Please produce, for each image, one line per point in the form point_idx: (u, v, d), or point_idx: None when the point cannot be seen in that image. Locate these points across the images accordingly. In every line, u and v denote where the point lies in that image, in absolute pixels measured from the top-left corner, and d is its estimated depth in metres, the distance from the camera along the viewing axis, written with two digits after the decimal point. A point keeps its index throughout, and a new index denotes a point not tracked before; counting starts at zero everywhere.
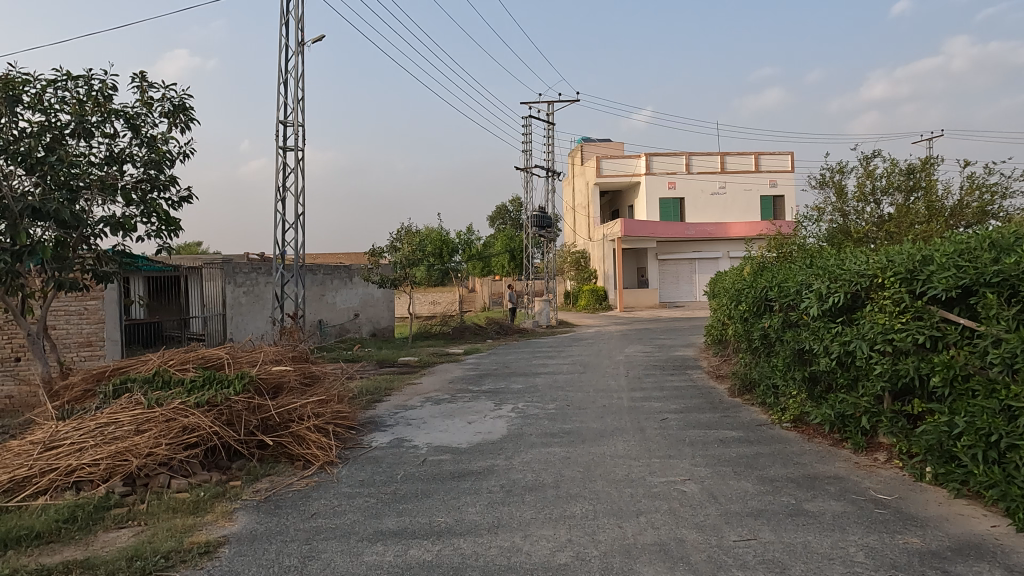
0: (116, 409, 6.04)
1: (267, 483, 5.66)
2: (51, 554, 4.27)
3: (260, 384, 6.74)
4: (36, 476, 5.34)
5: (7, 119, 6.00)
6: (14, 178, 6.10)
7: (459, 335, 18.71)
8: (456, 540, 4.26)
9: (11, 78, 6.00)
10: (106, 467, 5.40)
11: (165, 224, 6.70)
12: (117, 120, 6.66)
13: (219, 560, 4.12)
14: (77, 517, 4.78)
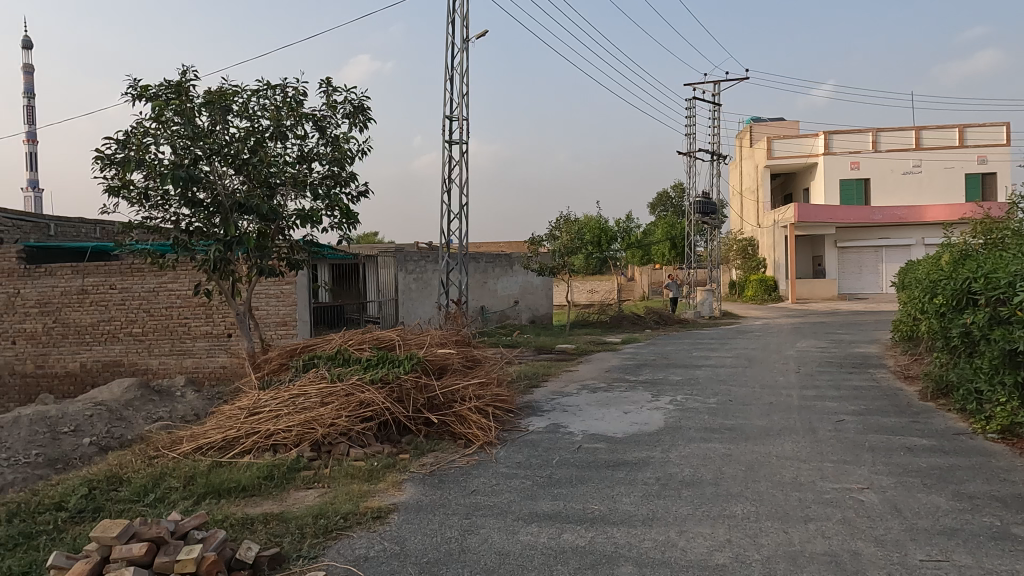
0: (306, 381, 6.76)
1: (432, 458, 6.03)
2: (254, 506, 4.92)
3: (426, 365, 7.18)
4: (243, 437, 6.15)
5: (221, 126, 6.87)
6: (226, 177, 6.99)
7: (617, 324, 18.57)
8: (610, 529, 4.26)
9: (224, 90, 6.87)
10: (297, 433, 6.07)
11: (346, 216, 7.34)
12: (307, 123, 7.37)
13: (389, 526, 4.49)
14: (275, 475, 5.43)
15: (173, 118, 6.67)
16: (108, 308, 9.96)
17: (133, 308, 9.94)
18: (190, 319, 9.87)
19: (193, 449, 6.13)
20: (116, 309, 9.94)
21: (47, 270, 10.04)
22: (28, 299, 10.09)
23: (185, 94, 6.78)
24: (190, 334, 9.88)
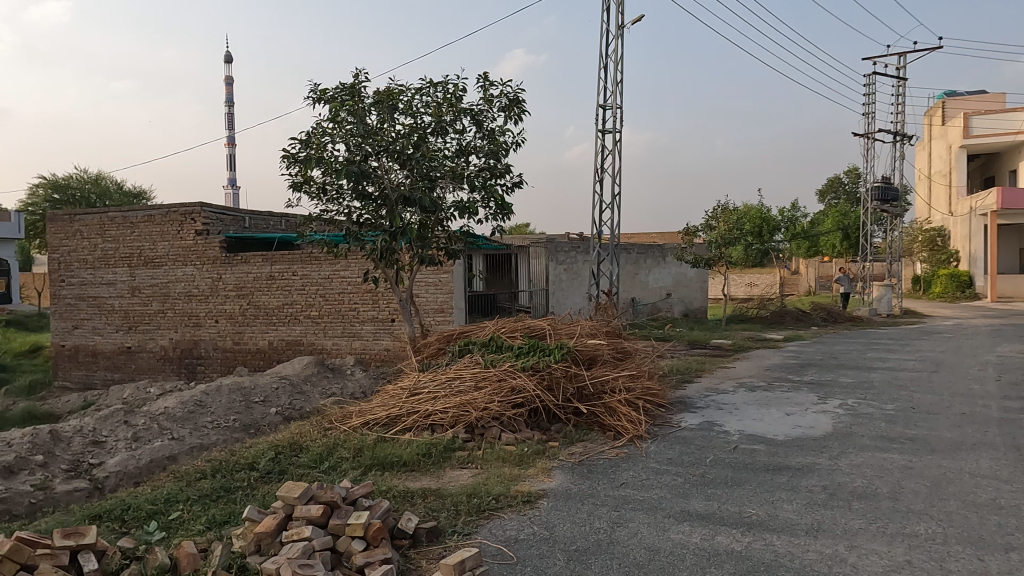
0: (461, 366, 7.06)
1: (581, 447, 6.05)
2: (414, 480, 5.24)
3: (576, 355, 7.18)
4: (404, 415, 6.57)
5: (388, 123, 7.32)
6: (392, 172, 7.44)
7: (779, 320, 17.41)
8: (769, 536, 4.01)
9: (392, 90, 7.31)
10: (453, 415, 6.37)
11: (501, 207, 7.53)
12: (465, 117, 7.65)
13: (539, 511, 4.58)
14: (432, 453, 5.74)
15: (348, 118, 7.22)
16: (291, 292, 11.05)
17: (311, 293, 10.94)
18: (359, 305, 10.67)
19: (361, 424, 6.64)
20: (297, 293, 11.00)
21: (242, 258, 11.33)
22: (228, 283, 11.46)
23: (358, 95, 7.30)
24: (359, 318, 10.69)
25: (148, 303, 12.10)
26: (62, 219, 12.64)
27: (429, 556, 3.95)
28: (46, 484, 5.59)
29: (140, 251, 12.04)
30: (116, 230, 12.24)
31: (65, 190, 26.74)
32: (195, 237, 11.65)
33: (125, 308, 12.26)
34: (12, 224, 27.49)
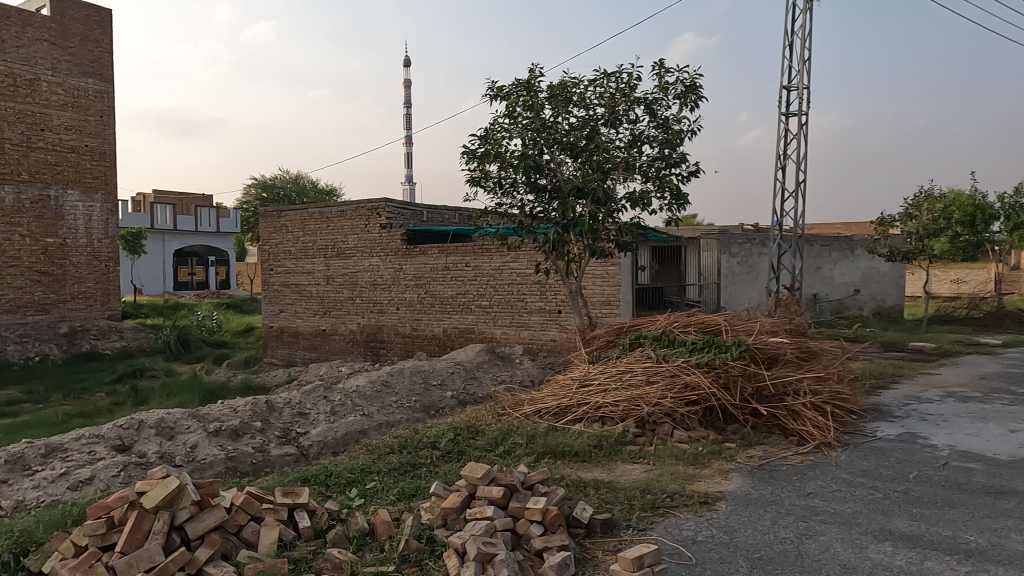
0: (632, 359, 6.97)
1: (761, 451, 5.73)
2: (586, 471, 5.29)
3: (756, 353, 6.76)
4: (575, 405, 6.64)
5: (562, 117, 7.40)
6: (565, 165, 7.51)
7: (996, 323, 15.15)
8: (992, 568, 3.52)
9: (566, 83, 7.38)
10: (624, 409, 6.32)
11: (675, 197, 7.31)
12: (639, 107, 7.52)
13: (717, 514, 4.40)
14: (603, 445, 5.74)
15: (523, 113, 7.39)
16: (464, 282, 11.57)
17: (483, 283, 11.37)
18: (527, 295, 10.89)
19: (533, 412, 6.81)
20: (470, 284, 11.50)
21: (421, 249, 12.07)
22: (408, 273, 12.27)
23: (533, 90, 7.45)
24: (527, 309, 10.92)
25: (339, 291, 13.30)
26: (271, 215, 14.30)
27: (605, 547, 3.95)
28: (263, 447, 6.39)
29: (334, 244, 13.25)
30: (316, 224, 13.56)
31: (273, 189, 30.23)
32: (380, 231, 12.58)
33: (321, 295, 13.58)
34: (231, 219, 31.64)
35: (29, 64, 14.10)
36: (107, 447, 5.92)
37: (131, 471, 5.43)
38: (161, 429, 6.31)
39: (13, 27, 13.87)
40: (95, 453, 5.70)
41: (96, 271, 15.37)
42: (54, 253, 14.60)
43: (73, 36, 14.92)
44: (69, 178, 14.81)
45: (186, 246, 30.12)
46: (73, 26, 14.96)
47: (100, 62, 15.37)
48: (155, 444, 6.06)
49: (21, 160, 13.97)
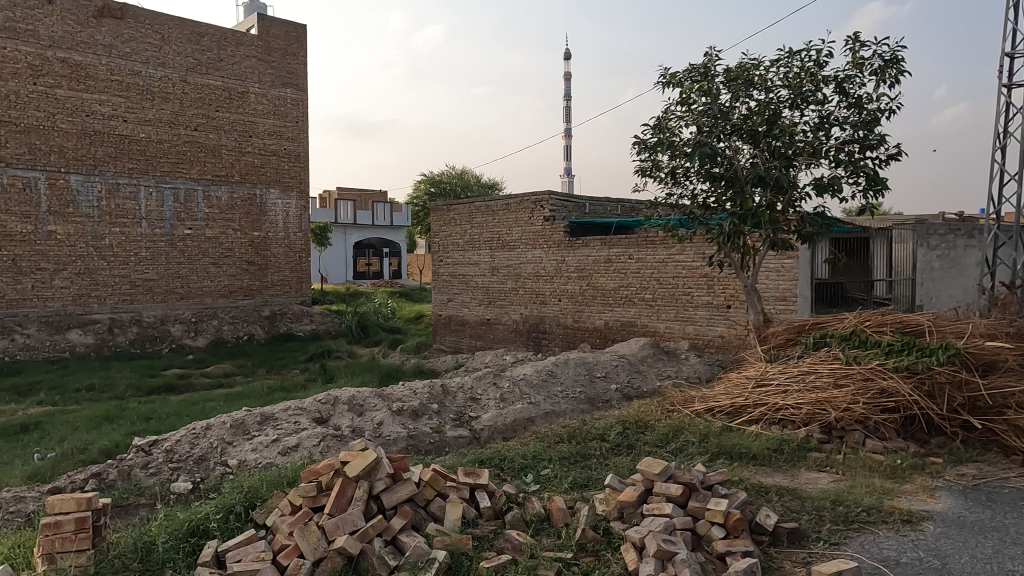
0: (816, 359, 6.46)
1: (974, 470, 5.07)
2: (766, 476, 5.00)
3: (969, 358, 5.95)
4: (750, 406, 6.30)
5: (740, 101, 7.01)
6: (743, 152, 7.12)
7: None
8: None
9: (745, 66, 6.98)
10: (807, 412, 5.90)
11: (871, 183, 6.65)
12: (829, 86, 6.92)
13: (924, 535, 3.95)
14: (785, 450, 5.40)
15: (698, 99, 7.10)
16: (627, 274, 11.35)
17: (647, 276, 11.09)
18: (693, 289, 10.44)
19: (704, 410, 6.56)
20: (634, 276, 11.26)
21: (583, 241, 12.03)
22: (570, 265, 12.23)
23: (710, 75, 7.12)
24: (694, 303, 10.45)
25: (504, 282, 13.49)
26: (442, 209, 14.81)
27: (794, 558, 3.70)
28: (440, 429, 6.76)
29: (499, 236, 13.48)
30: (481, 217, 13.83)
31: (440, 185, 31.81)
32: (543, 223, 12.66)
33: (487, 285, 13.85)
34: (403, 213, 33.80)
35: (241, 78, 16.03)
36: (309, 418, 6.58)
37: (329, 442, 6.00)
38: (352, 406, 6.90)
39: (229, 47, 15.84)
40: (299, 424, 6.37)
41: (292, 261, 17.16)
42: (260, 245, 16.49)
43: (276, 51, 16.70)
44: (271, 178, 16.65)
45: (364, 239, 32.68)
46: (276, 42, 16.75)
47: (297, 73, 17.07)
48: (347, 419, 6.64)
49: (235, 163, 15.95)
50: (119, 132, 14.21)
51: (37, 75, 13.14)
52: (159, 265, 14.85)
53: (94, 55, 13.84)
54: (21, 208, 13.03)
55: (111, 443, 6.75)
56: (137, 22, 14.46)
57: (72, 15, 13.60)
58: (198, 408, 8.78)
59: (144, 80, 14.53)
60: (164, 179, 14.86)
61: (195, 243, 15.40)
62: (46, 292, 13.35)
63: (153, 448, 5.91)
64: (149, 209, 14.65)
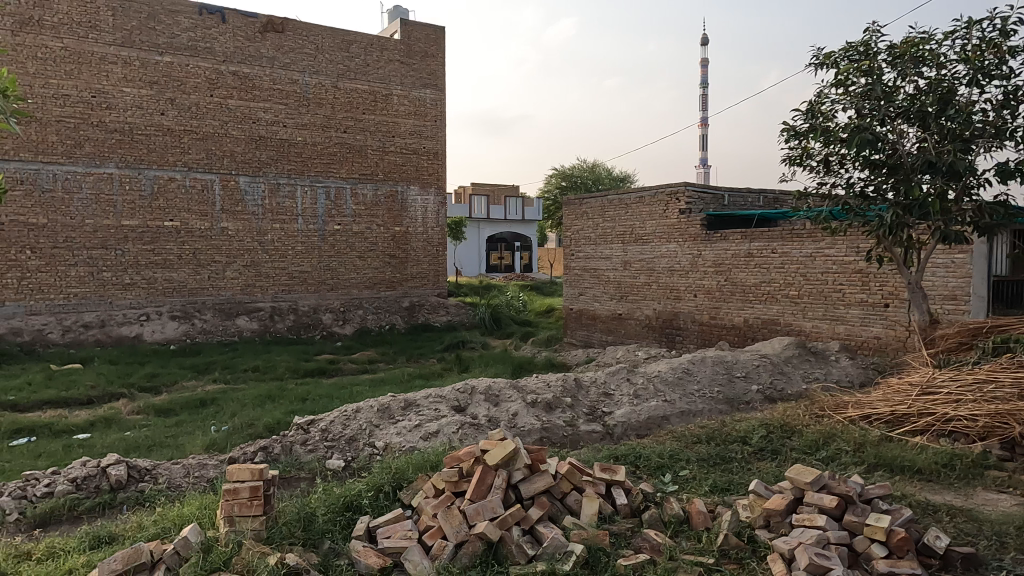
0: (996, 367, 5.75)
1: None
2: (934, 493, 4.54)
3: None
4: (914, 415, 5.74)
5: (907, 80, 6.37)
6: (909, 136, 6.46)
7: None
8: None
9: (914, 40, 6.33)
10: (984, 426, 5.29)
11: None
12: (1017, 58, 6.10)
13: None
14: (957, 466, 4.87)
15: (857, 80, 6.54)
16: (770, 270, 10.71)
17: (792, 272, 10.40)
18: (845, 286, 9.66)
19: (860, 417, 6.07)
20: (777, 271, 10.60)
21: (721, 234, 11.51)
22: (708, 259, 11.74)
23: (872, 53, 6.54)
24: (845, 301, 9.69)
25: (637, 276, 13.20)
26: (574, 203, 14.76)
27: None
28: (573, 422, 6.79)
29: (632, 230, 13.24)
30: (614, 211, 13.67)
31: (571, 178, 31.78)
32: (678, 216, 12.24)
33: (619, 279, 13.62)
34: (534, 208, 34.18)
35: (385, 81, 16.93)
36: (448, 406, 6.86)
37: (467, 430, 6.22)
38: (488, 396, 7.09)
39: (375, 52, 16.78)
40: (439, 411, 6.66)
41: (430, 255, 17.92)
42: (401, 239, 17.38)
43: (417, 54, 17.47)
44: (411, 176, 17.47)
45: (496, 233, 33.44)
46: (417, 45, 17.51)
47: (436, 74, 17.76)
48: (483, 408, 6.84)
49: (379, 163, 16.91)
50: (280, 137, 15.55)
51: (213, 88, 14.70)
52: (312, 258, 16.10)
53: (259, 67, 15.23)
54: (200, 207, 14.65)
55: (274, 420, 7.42)
56: (296, 35, 15.73)
57: (242, 31, 15.07)
58: (346, 391, 9.44)
59: (301, 87, 15.78)
60: (317, 179, 16.07)
61: (343, 238, 16.52)
62: (219, 282, 14.93)
63: (311, 427, 6.42)
64: (304, 206, 15.91)
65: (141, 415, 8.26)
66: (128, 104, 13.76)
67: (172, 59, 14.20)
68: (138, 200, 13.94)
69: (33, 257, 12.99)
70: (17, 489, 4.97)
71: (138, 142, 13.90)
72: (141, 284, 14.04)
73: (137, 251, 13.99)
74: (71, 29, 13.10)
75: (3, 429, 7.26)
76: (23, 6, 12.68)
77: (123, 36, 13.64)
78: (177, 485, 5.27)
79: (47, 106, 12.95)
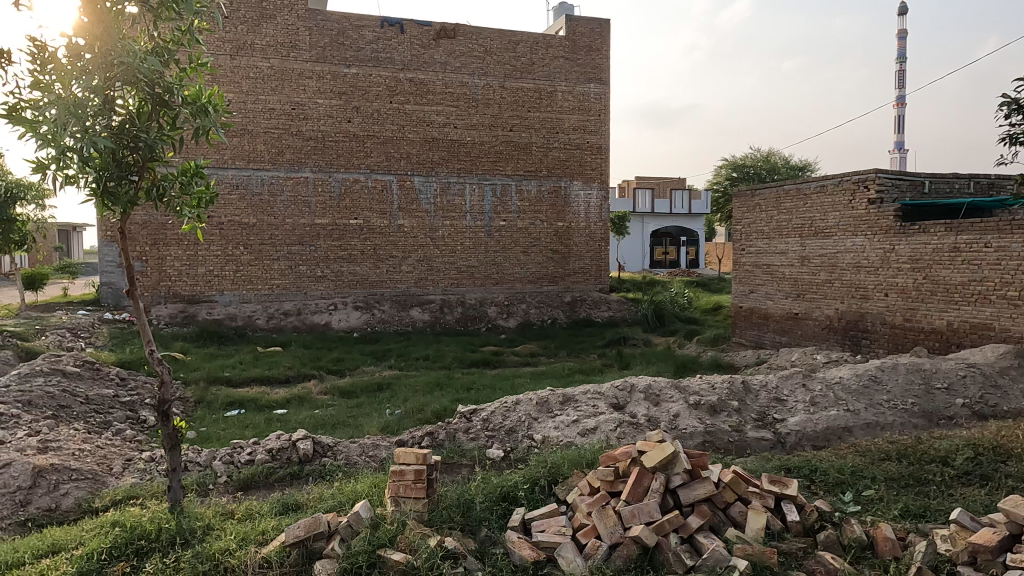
0: None
1: None
2: None
3: None
4: None
5: None
6: None
7: None
8: None
9: None
10: None
11: None
12: None
13: None
14: None
15: None
16: (983, 266, 9.29)
17: (1011, 268, 8.94)
18: None
19: None
20: (991, 268, 9.18)
21: (920, 226, 10.20)
22: (902, 254, 10.47)
23: None
24: None
25: (817, 273, 12.11)
26: (746, 194, 13.88)
27: None
28: (740, 428, 6.40)
29: (812, 222, 12.18)
30: (791, 202, 12.67)
31: (742, 169, 29.95)
32: (867, 207, 11.04)
33: (795, 276, 12.58)
34: (702, 201, 32.79)
35: (550, 78, 17.11)
36: (607, 404, 6.77)
37: (625, 429, 6.11)
38: (649, 395, 6.89)
39: (540, 50, 17.01)
40: (597, 408, 6.60)
41: (592, 250, 17.83)
42: (564, 234, 17.49)
43: (581, 49, 17.44)
44: (575, 171, 17.50)
45: (662, 227, 32.55)
46: (582, 40, 17.48)
47: (600, 67, 17.61)
48: (643, 408, 6.67)
49: (543, 159, 17.14)
50: (451, 138, 16.34)
51: (392, 94, 15.80)
52: (479, 253, 16.75)
53: (433, 72, 16.11)
54: (380, 206, 15.85)
55: (441, 407, 7.82)
56: (467, 39, 16.41)
57: (418, 40, 16.02)
58: (508, 383, 9.69)
59: (471, 89, 16.45)
60: (484, 177, 16.67)
61: (508, 233, 17.00)
62: (396, 276, 16.06)
63: (473, 416, 6.66)
64: (472, 203, 16.58)
65: (327, 395, 9.11)
66: (321, 114, 15.23)
67: (357, 71, 15.48)
68: (328, 200, 15.39)
69: (245, 252, 14.86)
70: (226, 454, 5.69)
71: (329, 148, 15.35)
72: (329, 277, 15.52)
73: (327, 247, 15.47)
74: (276, 50, 14.77)
75: (220, 401, 8.38)
76: (239, 33, 14.51)
77: (317, 53, 15.11)
78: (353, 462, 5.74)
79: (256, 119, 14.73)
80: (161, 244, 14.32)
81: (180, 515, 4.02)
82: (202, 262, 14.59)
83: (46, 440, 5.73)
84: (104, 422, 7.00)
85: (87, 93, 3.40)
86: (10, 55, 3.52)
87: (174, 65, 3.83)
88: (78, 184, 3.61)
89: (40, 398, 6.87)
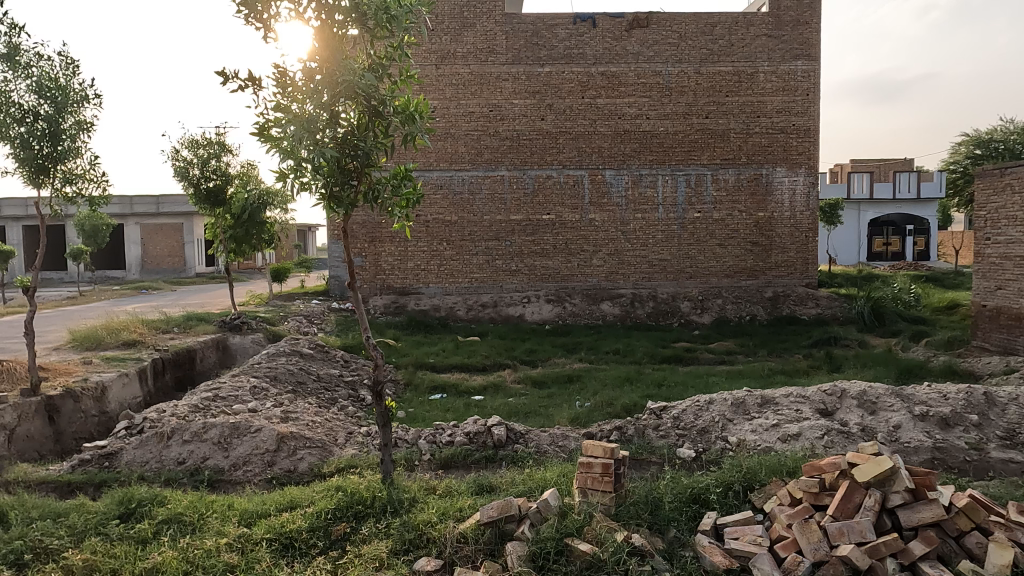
0: None
1: None
2: None
3: None
4: None
5: None
6: None
7: None
8: None
9: None
10: None
11: None
12: None
13: None
14: None
15: None
16: None
17: None
18: None
19: None
20: None
21: None
22: None
23: None
24: None
25: None
26: (993, 173, 11.86)
27: None
28: (980, 446, 5.54)
29: None
30: None
31: (988, 144, 25.60)
32: None
33: None
34: (935, 184, 28.74)
35: (751, 59, 16.06)
36: (812, 409, 6.21)
37: (834, 438, 5.59)
38: (864, 402, 6.19)
39: (740, 30, 16.03)
40: (802, 412, 6.09)
41: (798, 241, 16.42)
42: (765, 225, 16.33)
43: (787, 24, 16.10)
44: (779, 157, 16.24)
45: (883, 215, 29.09)
46: (788, 14, 16.13)
47: (810, 42, 16.11)
48: (856, 416, 6.02)
49: (742, 145, 16.15)
50: (643, 129, 16.05)
51: (584, 90, 15.93)
52: (672, 247, 16.30)
53: (626, 64, 15.94)
54: (572, 201, 16.07)
55: (631, 402, 7.75)
56: (660, 27, 15.97)
57: (611, 32, 15.94)
58: (701, 381, 9.32)
59: (664, 78, 16.00)
60: (678, 167, 16.14)
61: (703, 225, 16.29)
62: (587, 269, 16.20)
63: (664, 413, 6.50)
64: (663, 194, 16.14)
65: (521, 385, 9.49)
66: (517, 114, 15.84)
67: (550, 70, 15.84)
68: (523, 197, 15.97)
69: (447, 247, 15.99)
70: (430, 434, 6.19)
71: (524, 147, 15.91)
72: (524, 271, 16.12)
73: (522, 242, 16.07)
74: (476, 56, 15.65)
75: (425, 385, 9.12)
76: (443, 43, 15.60)
77: (513, 55, 15.73)
78: (543, 451, 5.91)
79: (457, 123, 15.74)
80: (377, 241, 15.90)
81: (391, 486, 4.44)
82: (411, 257, 15.97)
83: (287, 411, 6.68)
84: (331, 398, 7.97)
85: (318, 109, 3.89)
86: (261, 81, 4.14)
87: (387, 79, 4.22)
88: (311, 190, 4.13)
89: (284, 374, 8.02)
